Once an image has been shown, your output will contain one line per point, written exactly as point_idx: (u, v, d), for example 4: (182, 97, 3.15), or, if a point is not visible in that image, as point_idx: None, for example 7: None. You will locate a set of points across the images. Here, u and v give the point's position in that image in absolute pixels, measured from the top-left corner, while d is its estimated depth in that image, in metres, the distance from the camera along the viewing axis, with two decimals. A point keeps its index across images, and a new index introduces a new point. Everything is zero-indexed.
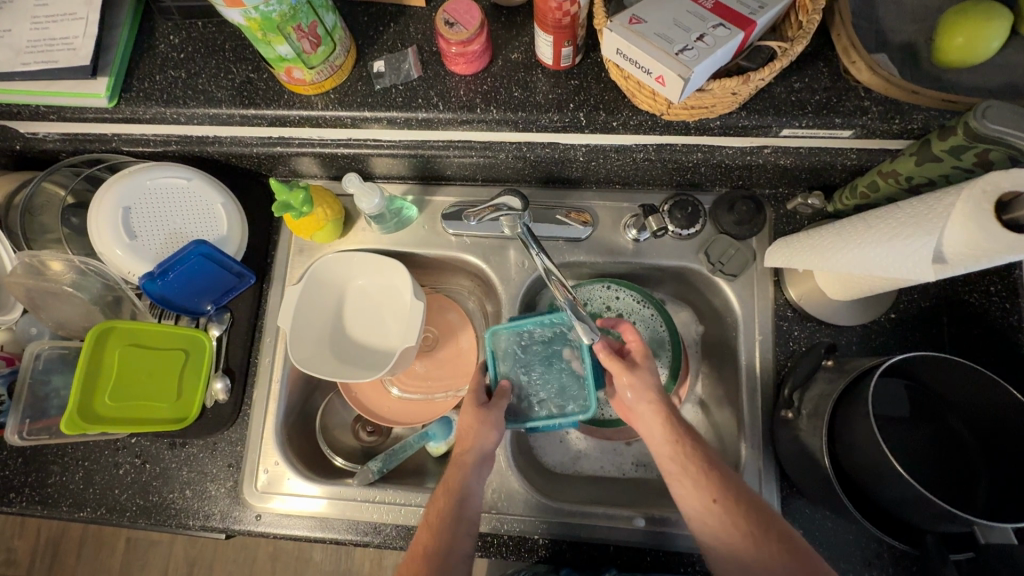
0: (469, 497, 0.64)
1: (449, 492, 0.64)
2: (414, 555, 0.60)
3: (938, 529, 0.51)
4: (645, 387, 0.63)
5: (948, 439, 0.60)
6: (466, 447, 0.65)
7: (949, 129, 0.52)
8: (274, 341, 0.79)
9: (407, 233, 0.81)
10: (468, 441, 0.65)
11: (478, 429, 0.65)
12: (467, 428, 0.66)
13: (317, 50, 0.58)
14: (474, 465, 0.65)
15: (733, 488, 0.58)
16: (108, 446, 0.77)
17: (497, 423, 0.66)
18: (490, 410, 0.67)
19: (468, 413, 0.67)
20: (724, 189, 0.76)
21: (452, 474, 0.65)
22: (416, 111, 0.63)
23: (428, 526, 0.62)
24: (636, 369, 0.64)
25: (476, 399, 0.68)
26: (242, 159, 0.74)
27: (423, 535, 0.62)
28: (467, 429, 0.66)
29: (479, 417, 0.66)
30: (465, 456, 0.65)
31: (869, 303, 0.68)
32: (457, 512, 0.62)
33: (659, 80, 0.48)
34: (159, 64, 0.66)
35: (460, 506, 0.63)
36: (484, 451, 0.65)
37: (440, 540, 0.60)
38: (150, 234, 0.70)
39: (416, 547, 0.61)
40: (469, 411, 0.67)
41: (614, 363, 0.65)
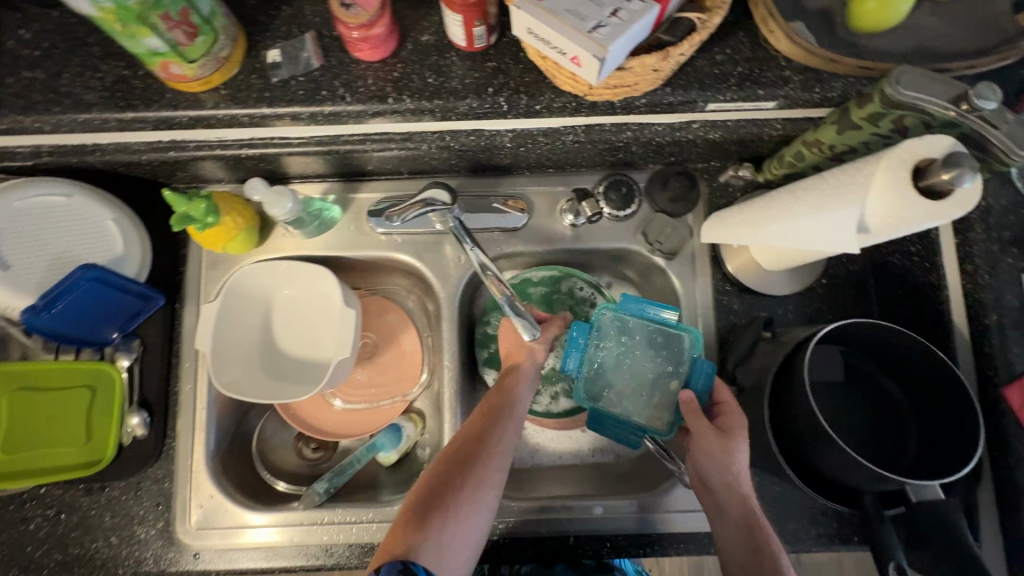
0: (520, 400, 0.63)
1: (500, 392, 0.63)
2: (465, 435, 0.59)
3: (873, 488, 0.53)
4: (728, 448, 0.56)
5: (877, 398, 0.63)
6: (518, 358, 0.66)
7: (867, 97, 0.52)
8: (194, 364, 0.72)
9: (331, 235, 0.75)
10: (520, 352, 0.66)
11: (532, 344, 0.67)
12: (519, 342, 0.67)
13: (196, 40, 0.51)
14: (525, 374, 0.65)
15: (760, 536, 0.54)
16: (13, 500, 0.69)
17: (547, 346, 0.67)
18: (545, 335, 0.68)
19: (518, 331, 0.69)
20: (657, 166, 0.74)
21: (506, 378, 0.65)
22: (322, 104, 0.57)
23: (480, 414, 0.61)
24: (725, 438, 0.56)
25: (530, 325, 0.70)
26: (131, 167, 0.66)
27: (475, 420, 0.61)
28: (519, 344, 0.67)
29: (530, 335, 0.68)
30: (517, 365, 0.66)
31: (801, 272, 0.69)
32: (508, 409, 0.61)
33: (574, 61, 0.44)
34: (10, 65, 0.57)
35: (510, 405, 0.62)
36: (534, 365, 0.66)
37: (490, 427, 0.59)
38: (29, 262, 0.62)
39: (464, 430, 0.60)
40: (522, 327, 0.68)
41: (701, 420, 0.58)
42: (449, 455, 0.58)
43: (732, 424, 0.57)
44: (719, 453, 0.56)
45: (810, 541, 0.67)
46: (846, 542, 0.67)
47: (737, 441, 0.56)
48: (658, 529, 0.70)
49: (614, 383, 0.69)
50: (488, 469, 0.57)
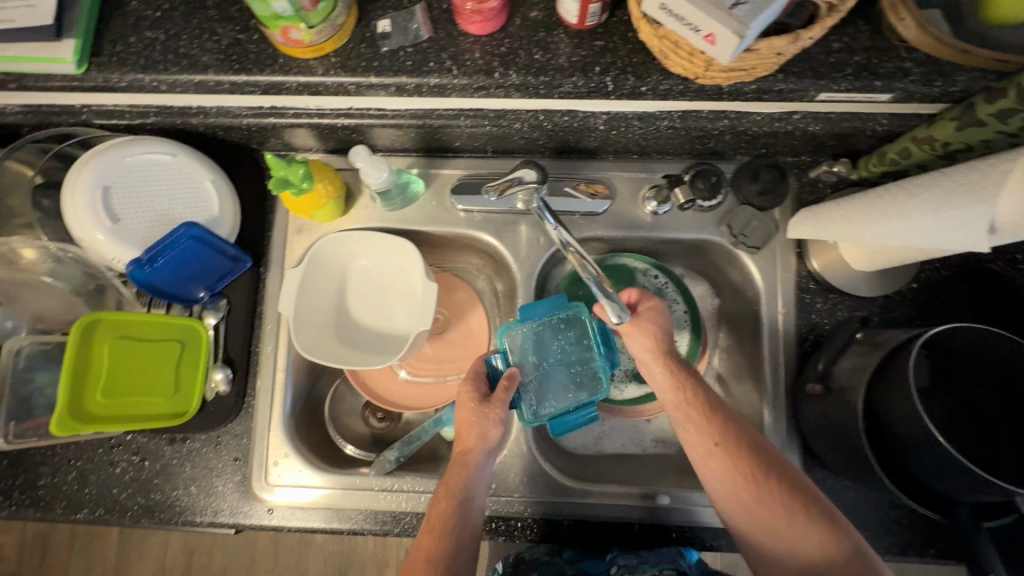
0: (472, 496, 0.59)
1: (449, 496, 0.58)
2: (415, 561, 0.55)
3: (972, 497, 0.51)
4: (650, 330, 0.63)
5: (970, 408, 0.61)
6: (467, 446, 0.61)
7: (998, 92, 0.50)
8: (276, 328, 0.74)
9: (413, 210, 0.76)
10: (467, 439, 0.61)
11: (479, 426, 0.61)
12: (466, 424, 0.62)
13: (317, 6, 0.52)
14: (475, 463, 0.60)
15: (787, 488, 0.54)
16: (102, 445, 0.72)
17: (501, 422, 0.62)
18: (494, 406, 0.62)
19: (467, 406, 0.63)
20: (745, 158, 0.73)
21: (454, 475, 0.60)
22: (428, 76, 0.57)
23: (430, 531, 0.57)
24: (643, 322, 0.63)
25: (477, 393, 0.64)
26: (231, 131, 0.68)
27: (424, 540, 0.57)
28: (467, 425, 0.62)
29: (479, 415, 0.62)
30: (466, 454, 0.61)
31: (891, 275, 0.68)
32: (460, 514, 0.57)
33: (707, 38, 0.43)
34: (132, 24, 0.59)
35: (462, 509, 0.58)
36: (488, 449, 0.61)
37: (445, 546, 0.55)
38: (135, 217, 0.64)
39: (418, 556, 0.56)
40: (469, 405, 0.63)
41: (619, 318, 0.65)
42: None
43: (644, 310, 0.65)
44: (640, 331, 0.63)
45: (882, 549, 0.66)
46: (921, 553, 0.66)
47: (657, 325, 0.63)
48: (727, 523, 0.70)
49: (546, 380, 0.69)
50: None
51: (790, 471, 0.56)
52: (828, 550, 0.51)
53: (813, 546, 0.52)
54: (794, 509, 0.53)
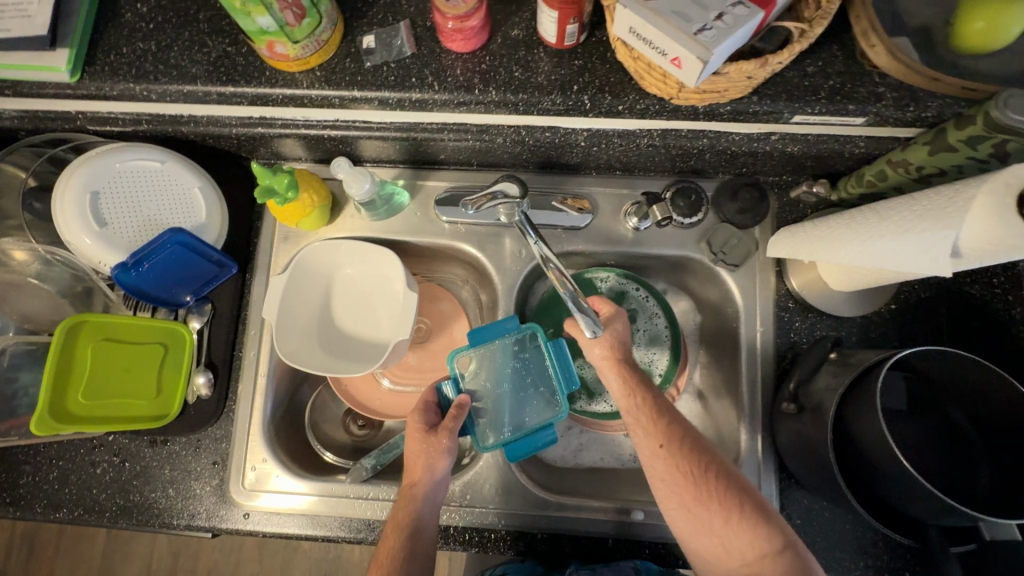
0: (423, 525, 0.60)
1: (398, 526, 0.59)
2: None
3: (939, 522, 0.51)
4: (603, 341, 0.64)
5: (944, 430, 0.61)
6: (416, 475, 0.62)
7: (967, 119, 0.51)
8: (259, 333, 0.75)
9: (398, 220, 0.77)
10: (416, 472, 0.62)
11: (426, 456, 0.62)
12: (415, 456, 0.63)
13: (302, 22, 0.53)
14: (425, 493, 0.61)
15: (719, 484, 0.55)
16: (84, 445, 0.73)
17: (450, 451, 0.63)
18: (439, 436, 0.63)
19: (415, 438, 0.64)
20: (726, 176, 0.73)
21: (405, 503, 0.61)
22: (410, 91, 0.59)
23: (381, 562, 0.58)
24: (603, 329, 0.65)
25: (425, 422, 0.65)
26: (220, 140, 0.69)
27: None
28: (414, 459, 0.63)
29: (428, 444, 0.63)
30: (415, 487, 0.62)
31: (870, 295, 0.68)
32: (409, 545, 0.58)
33: (674, 61, 0.45)
34: (125, 35, 0.60)
35: (412, 539, 0.59)
36: (437, 478, 0.62)
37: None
38: (122, 222, 0.65)
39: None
40: (417, 436, 0.63)
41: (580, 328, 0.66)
42: None
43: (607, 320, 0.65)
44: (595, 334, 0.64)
45: (857, 572, 0.65)
46: None
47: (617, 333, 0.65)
48: None
49: (501, 405, 0.70)
50: None
51: (742, 482, 0.56)
52: (758, 545, 0.52)
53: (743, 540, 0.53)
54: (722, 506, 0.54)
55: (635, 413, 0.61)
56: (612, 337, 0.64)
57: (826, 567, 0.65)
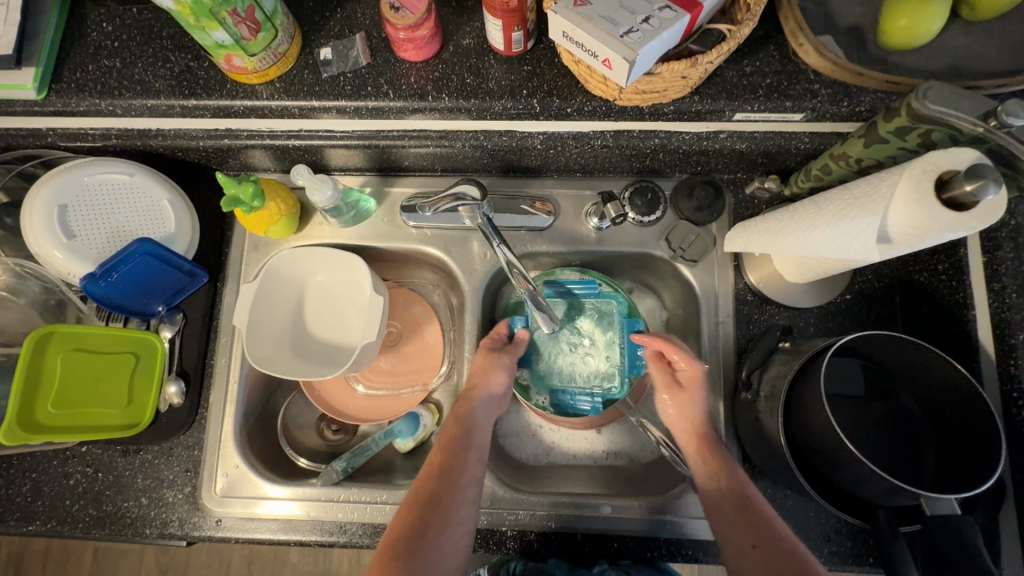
0: (477, 425, 0.67)
1: (458, 422, 0.67)
2: (428, 470, 0.64)
3: (888, 502, 0.52)
4: (685, 409, 0.67)
5: (896, 414, 0.62)
6: (476, 384, 0.70)
7: (893, 111, 0.53)
8: (230, 340, 0.76)
9: (366, 226, 0.79)
10: (475, 377, 0.70)
11: (486, 368, 0.70)
12: (477, 367, 0.71)
13: (257, 36, 0.56)
14: (482, 398, 0.69)
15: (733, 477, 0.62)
16: (57, 456, 0.74)
17: (508, 369, 0.70)
18: (500, 355, 0.71)
19: (480, 355, 0.72)
20: (683, 175, 0.76)
21: (465, 406, 0.68)
22: (366, 99, 0.61)
23: (441, 449, 0.65)
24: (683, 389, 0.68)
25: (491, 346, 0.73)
26: (188, 153, 0.71)
27: (435, 455, 0.65)
28: (476, 368, 0.71)
29: (491, 360, 0.71)
30: (474, 389, 0.69)
31: (824, 286, 0.70)
32: (466, 438, 0.66)
33: (605, 63, 0.47)
34: (91, 54, 0.63)
35: (467, 432, 0.66)
36: (495, 389, 0.69)
37: (452, 462, 0.63)
38: (90, 234, 0.67)
39: (428, 469, 0.64)
40: (481, 355, 0.72)
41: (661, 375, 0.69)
42: (416, 497, 0.62)
43: (686, 380, 0.67)
44: (678, 400, 0.68)
45: (822, 559, 0.66)
46: (861, 562, 0.66)
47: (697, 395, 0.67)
48: (669, 533, 0.70)
49: (561, 350, 0.77)
50: (456, 498, 0.61)
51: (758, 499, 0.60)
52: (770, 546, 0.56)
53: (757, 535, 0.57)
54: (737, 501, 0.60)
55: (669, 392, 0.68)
56: (695, 406, 0.67)
57: None
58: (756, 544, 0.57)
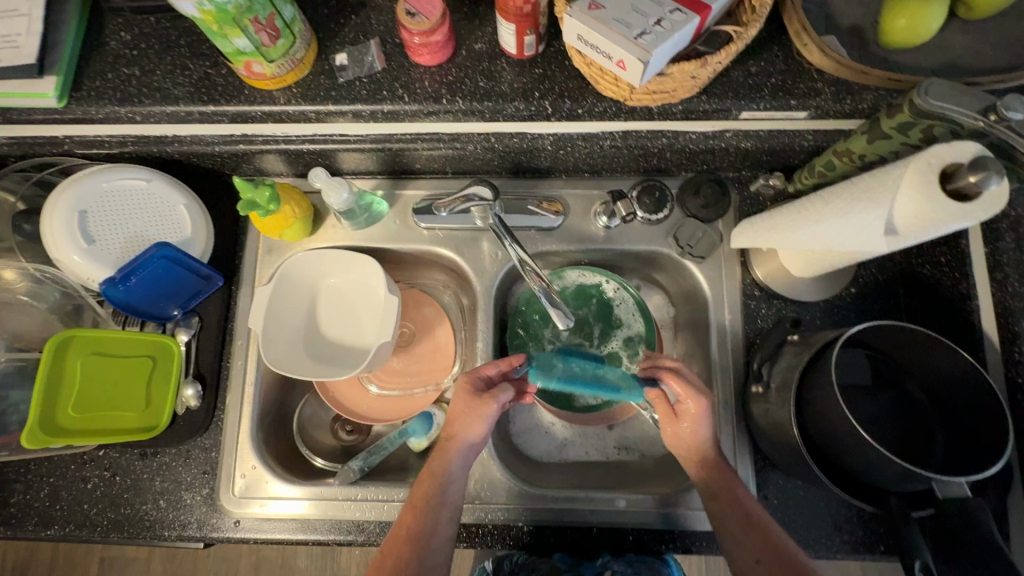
0: (451, 483, 0.64)
1: (430, 478, 0.64)
2: (396, 534, 0.62)
3: (900, 488, 0.54)
4: (682, 437, 0.64)
5: (904, 403, 0.63)
6: (453, 434, 0.65)
7: (896, 107, 0.55)
8: (246, 343, 0.77)
9: (378, 228, 0.80)
10: (453, 428, 0.65)
11: (464, 418, 0.65)
12: (454, 416, 0.66)
13: (277, 43, 0.57)
14: (458, 452, 0.64)
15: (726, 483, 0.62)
16: (74, 460, 0.74)
17: (487, 418, 0.65)
18: (482, 401, 0.65)
19: (459, 400, 0.66)
20: (689, 174, 0.77)
21: (439, 459, 0.65)
22: (382, 103, 0.62)
23: (412, 508, 0.63)
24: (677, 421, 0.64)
25: (470, 389, 0.66)
26: (204, 158, 0.72)
27: (406, 516, 0.63)
28: (455, 417, 0.65)
29: (468, 408, 0.65)
30: (451, 442, 0.65)
31: (831, 279, 0.71)
32: (438, 497, 0.63)
33: (619, 64, 0.49)
34: (111, 62, 0.64)
35: (440, 491, 0.63)
36: (472, 439, 0.65)
37: (421, 524, 0.62)
38: (108, 238, 0.67)
39: (398, 528, 0.63)
40: (461, 401, 0.65)
41: (661, 407, 0.65)
42: (381, 564, 0.60)
43: (683, 411, 0.63)
44: (676, 432, 0.64)
45: (834, 548, 0.67)
46: (872, 550, 0.67)
47: (696, 425, 0.63)
48: (682, 526, 0.71)
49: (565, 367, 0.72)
50: (424, 564, 0.60)
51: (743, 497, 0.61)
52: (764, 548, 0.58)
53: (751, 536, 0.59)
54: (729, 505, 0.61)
55: (671, 434, 0.64)
56: (691, 434, 0.63)
57: (803, 544, 0.67)
58: (750, 545, 0.59)
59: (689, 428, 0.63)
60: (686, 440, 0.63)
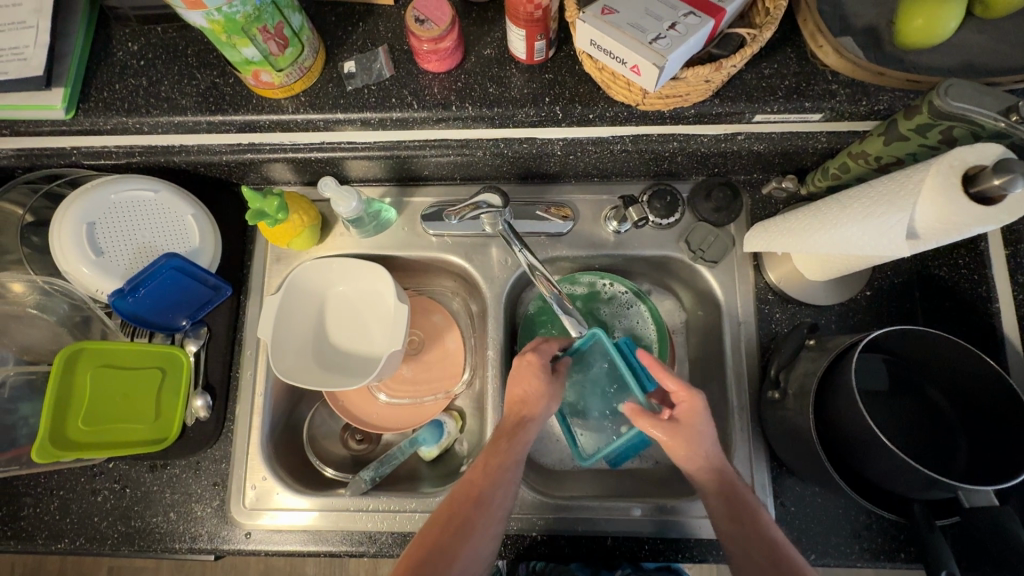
0: (524, 456, 0.62)
1: (508, 447, 0.61)
2: (466, 495, 0.59)
3: (923, 496, 0.53)
4: (688, 442, 0.60)
5: (924, 407, 0.63)
6: (530, 407, 0.64)
7: (914, 108, 0.54)
8: (254, 353, 0.76)
9: (387, 236, 0.79)
10: (530, 402, 0.64)
11: (543, 395, 0.65)
12: (535, 391, 0.65)
13: (285, 51, 0.57)
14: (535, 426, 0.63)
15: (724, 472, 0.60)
16: (84, 473, 0.74)
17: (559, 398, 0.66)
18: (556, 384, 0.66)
19: (540, 376, 0.66)
20: (700, 177, 0.77)
21: (515, 431, 0.63)
22: (391, 110, 0.62)
23: (484, 473, 0.60)
24: (681, 428, 0.61)
25: (548, 368, 0.67)
26: (212, 167, 0.72)
27: (475, 479, 0.60)
28: (535, 391, 0.65)
29: (548, 385, 0.66)
30: (529, 414, 0.64)
31: (846, 283, 0.70)
32: (514, 470, 0.61)
33: (633, 69, 0.48)
34: (118, 73, 0.64)
35: (516, 463, 0.61)
36: (546, 416, 0.65)
37: (494, 491, 0.59)
38: (117, 250, 0.67)
39: (463, 491, 0.59)
40: (540, 378, 0.66)
41: (653, 423, 0.62)
42: (449, 522, 0.57)
43: (682, 413, 0.61)
44: (681, 439, 0.60)
45: (853, 556, 0.66)
46: (892, 559, 0.66)
47: (701, 425, 0.60)
48: (696, 534, 0.70)
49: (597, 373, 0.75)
50: (488, 532, 0.57)
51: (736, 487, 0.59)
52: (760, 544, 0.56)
53: (747, 527, 0.57)
54: (733, 502, 0.58)
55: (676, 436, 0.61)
56: (699, 435, 0.60)
57: (822, 551, 0.66)
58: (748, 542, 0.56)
59: (688, 433, 0.60)
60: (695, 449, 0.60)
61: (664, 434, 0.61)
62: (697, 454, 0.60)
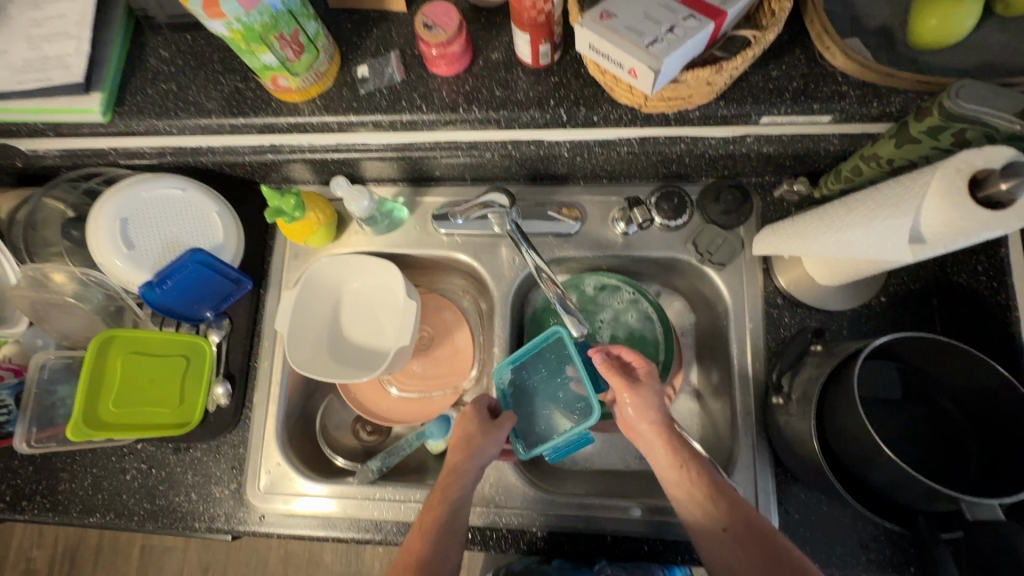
0: (461, 508, 0.64)
1: (442, 502, 0.63)
2: (404, 562, 0.60)
3: (928, 507, 0.51)
4: (644, 400, 0.64)
5: (936, 417, 0.61)
6: (462, 455, 0.66)
7: (925, 110, 0.52)
8: (272, 345, 0.81)
9: (399, 234, 0.82)
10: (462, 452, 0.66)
11: (475, 442, 0.66)
12: (464, 440, 0.67)
13: (301, 57, 0.59)
14: (470, 474, 0.65)
15: (719, 489, 0.59)
16: (115, 453, 0.79)
17: (497, 440, 0.67)
18: (492, 428, 0.68)
19: (469, 425, 0.68)
20: (710, 179, 0.76)
21: (445, 482, 0.65)
22: (401, 113, 0.64)
23: (421, 534, 0.61)
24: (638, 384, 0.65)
25: (477, 415, 0.69)
26: (236, 167, 0.76)
27: (414, 544, 0.61)
28: (465, 439, 0.67)
29: (479, 431, 0.67)
30: (463, 465, 0.65)
31: (859, 287, 0.69)
32: (450, 522, 0.62)
33: (630, 72, 0.49)
34: (150, 78, 0.68)
35: (451, 517, 0.62)
36: (482, 461, 0.66)
37: (432, 552, 0.60)
38: (147, 244, 0.72)
39: (405, 557, 0.60)
40: (471, 426, 0.68)
41: (616, 377, 0.65)
42: None
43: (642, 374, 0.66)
44: (639, 395, 0.64)
45: (860, 567, 0.65)
46: (900, 572, 0.64)
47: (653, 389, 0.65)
48: None
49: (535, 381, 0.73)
50: None
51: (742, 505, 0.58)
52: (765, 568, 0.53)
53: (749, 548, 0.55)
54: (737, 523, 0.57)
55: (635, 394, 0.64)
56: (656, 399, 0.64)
57: (826, 560, 0.65)
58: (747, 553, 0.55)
59: (644, 390, 0.64)
60: (643, 399, 0.64)
61: (619, 384, 0.65)
62: (653, 423, 0.63)
